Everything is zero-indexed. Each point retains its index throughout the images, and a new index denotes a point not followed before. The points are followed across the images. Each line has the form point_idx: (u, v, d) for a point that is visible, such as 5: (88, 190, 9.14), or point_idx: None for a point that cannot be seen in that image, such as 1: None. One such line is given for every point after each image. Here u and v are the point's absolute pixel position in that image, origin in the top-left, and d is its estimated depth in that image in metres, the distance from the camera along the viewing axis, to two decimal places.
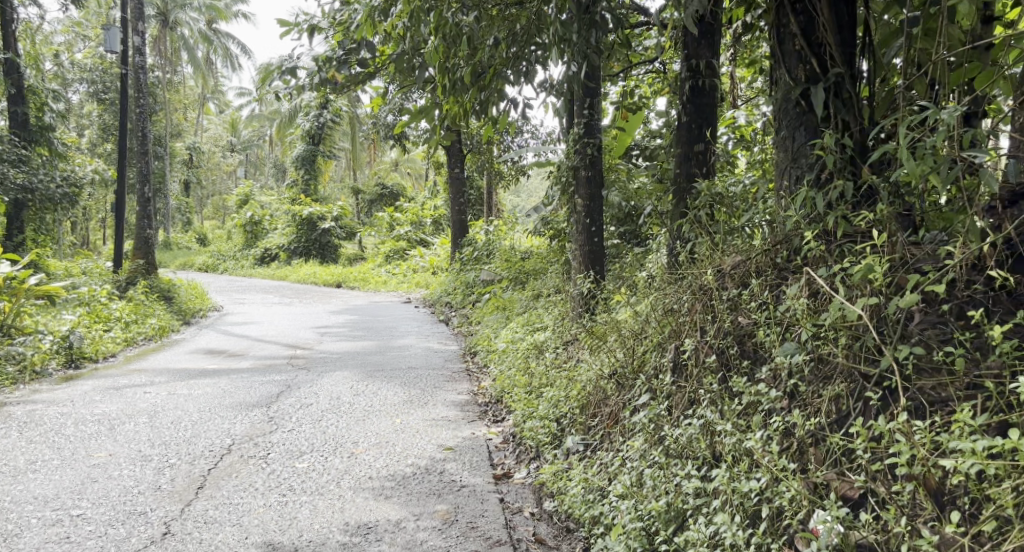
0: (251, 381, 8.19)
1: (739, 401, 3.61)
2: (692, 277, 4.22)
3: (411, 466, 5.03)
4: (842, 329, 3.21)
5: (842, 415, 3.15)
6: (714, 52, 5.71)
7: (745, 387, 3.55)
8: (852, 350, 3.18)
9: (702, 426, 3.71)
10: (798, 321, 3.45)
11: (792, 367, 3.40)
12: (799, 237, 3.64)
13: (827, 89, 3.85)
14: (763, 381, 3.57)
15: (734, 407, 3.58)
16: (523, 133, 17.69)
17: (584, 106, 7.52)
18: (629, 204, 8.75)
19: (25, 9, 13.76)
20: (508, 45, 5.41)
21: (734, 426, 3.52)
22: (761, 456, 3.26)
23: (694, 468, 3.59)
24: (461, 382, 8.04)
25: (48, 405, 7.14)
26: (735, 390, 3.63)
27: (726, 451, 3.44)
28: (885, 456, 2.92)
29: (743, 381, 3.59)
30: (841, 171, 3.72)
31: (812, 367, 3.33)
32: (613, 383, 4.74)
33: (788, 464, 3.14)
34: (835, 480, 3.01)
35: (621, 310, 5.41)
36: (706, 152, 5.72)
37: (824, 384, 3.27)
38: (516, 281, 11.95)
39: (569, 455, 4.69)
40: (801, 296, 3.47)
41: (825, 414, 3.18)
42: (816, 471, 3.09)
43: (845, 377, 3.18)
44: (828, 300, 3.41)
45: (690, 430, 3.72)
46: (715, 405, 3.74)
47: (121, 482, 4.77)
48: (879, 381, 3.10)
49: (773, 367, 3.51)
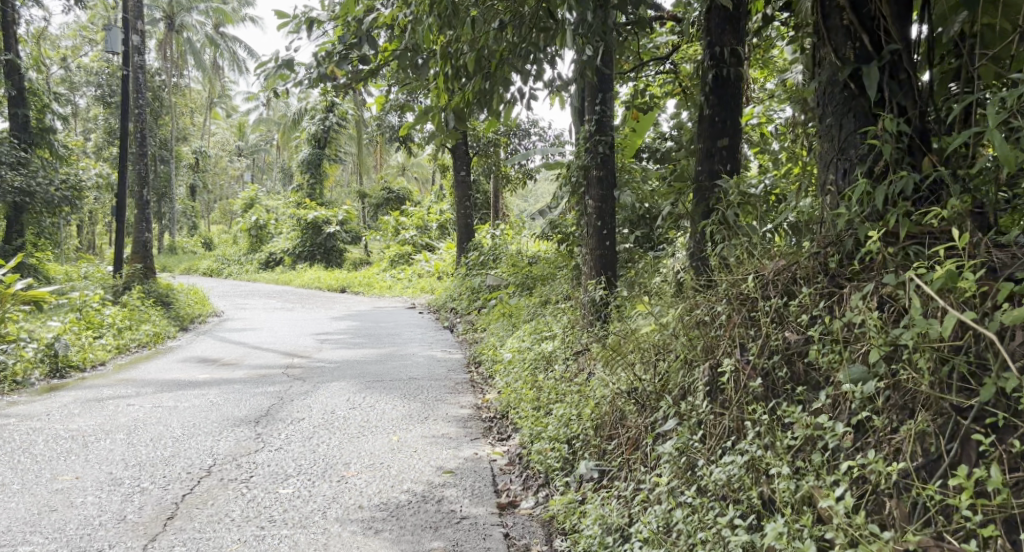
0: (241, 393, 7.72)
1: (793, 435, 3.13)
2: (728, 285, 3.74)
3: (406, 493, 4.55)
4: (925, 350, 2.75)
5: (935, 459, 2.67)
6: (740, 39, 5.21)
7: (800, 417, 3.10)
8: (938, 375, 2.72)
9: (746, 463, 3.23)
10: (867, 339, 2.98)
11: (860, 396, 2.92)
12: (860, 241, 3.18)
13: (881, 68, 3.38)
14: (821, 409, 3.11)
15: (788, 443, 3.10)
16: (529, 135, 17.27)
17: (596, 102, 7.02)
18: (643, 206, 8.27)
19: (26, 10, 13.43)
20: (514, 28, 4.92)
21: (790, 468, 3.05)
22: (832, 511, 2.77)
23: (738, 516, 3.11)
24: (463, 394, 7.55)
25: (22, 419, 6.70)
26: (787, 421, 3.15)
27: (783, 500, 2.97)
28: (1000, 517, 2.44)
29: (798, 411, 3.12)
30: (898, 163, 3.25)
31: (887, 396, 2.86)
32: (633, 403, 4.24)
33: (869, 525, 2.65)
34: (934, 548, 2.53)
35: (640, 318, 4.92)
36: (732, 147, 5.22)
37: (904, 418, 2.81)
38: (522, 286, 11.44)
39: (582, 483, 4.22)
40: (868, 307, 3.03)
41: (909, 457, 2.71)
42: (907, 535, 2.61)
43: (930, 409, 2.72)
44: (899, 314, 2.96)
45: (732, 468, 3.25)
46: (762, 438, 3.25)
47: (82, 511, 4.36)
48: (978, 418, 2.63)
49: (835, 391, 3.06)
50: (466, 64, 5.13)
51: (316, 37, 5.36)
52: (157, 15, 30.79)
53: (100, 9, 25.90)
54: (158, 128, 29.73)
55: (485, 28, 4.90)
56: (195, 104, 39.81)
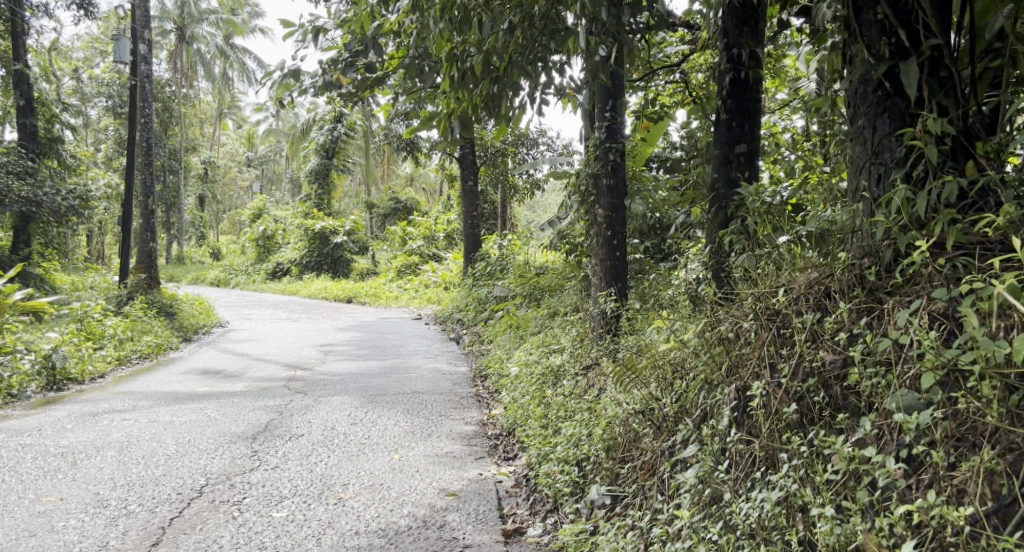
0: (241, 407, 7.48)
1: (834, 469, 2.92)
2: (757, 299, 3.56)
3: (406, 518, 4.31)
4: (991, 376, 2.60)
5: (1007, 501, 2.50)
6: (758, 40, 4.95)
7: (840, 448, 2.90)
8: (1007, 405, 2.57)
9: (781, 499, 3.01)
10: (919, 363, 2.81)
11: (913, 427, 2.74)
12: (907, 257, 2.99)
13: (920, 65, 3.14)
14: (863, 440, 2.91)
15: (829, 478, 2.90)
16: (537, 145, 17.07)
17: (607, 108, 6.76)
18: (655, 215, 8.01)
19: (36, 20, 13.24)
20: (524, 29, 4.63)
21: (831, 507, 2.84)
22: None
23: None
24: (469, 409, 7.28)
25: (13, 434, 6.47)
26: (828, 453, 2.94)
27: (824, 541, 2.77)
28: None
29: (839, 442, 2.92)
30: (940, 167, 3.05)
31: (945, 428, 2.69)
32: (649, 425, 3.99)
33: None
34: None
35: (654, 333, 4.68)
36: (750, 154, 4.96)
37: (966, 454, 2.64)
38: (530, 297, 11.18)
39: (593, 510, 3.97)
40: (918, 326, 2.87)
41: (978, 501, 2.53)
42: None
43: (999, 444, 2.57)
44: (951, 332, 2.83)
45: (764, 505, 3.03)
46: (797, 470, 3.04)
47: (63, 537, 4.17)
48: None
49: (880, 421, 2.88)
50: (473, 68, 4.80)
51: (323, 45, 5.18)
52: (168, 26, 30.82)
53: (111, 21, 25.79)
54: (167, 138, 29.64)
55: (494, 30, 4.56)
56: (205, 116, 39.79)
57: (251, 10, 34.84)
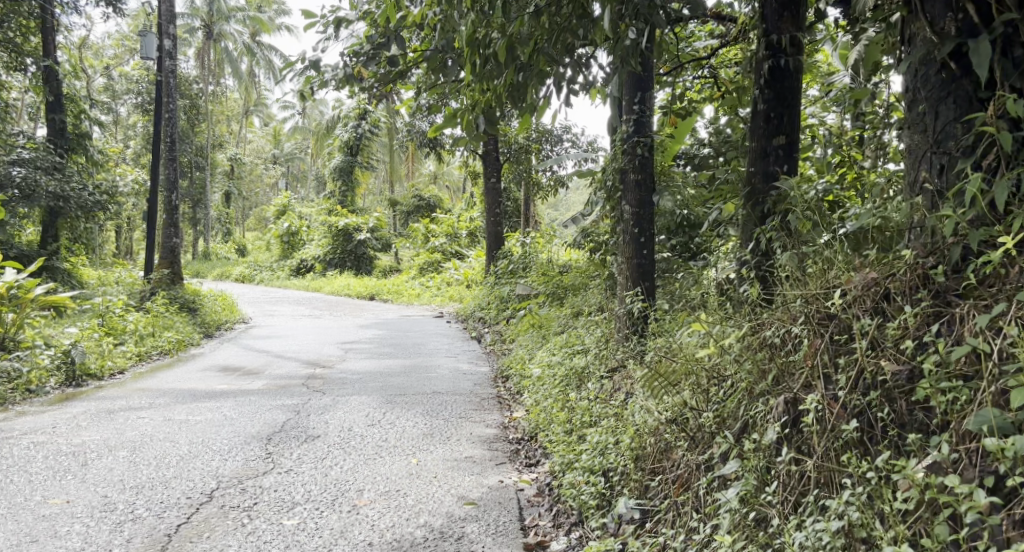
0: (257, 406, 7.29)
1: (907, 498, 2.68)
2: (806, 303, 3.30)
3: (422, 529, 4.08)
4: None
5: None
6: (798, 26, 4.66)
7: (913, 474, 2.66)
8: None
9: (841, 529, 2.77)
10: (1009, 380, 2.57)
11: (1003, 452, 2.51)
12: (987, 261, 2.76)
13: (992, 43, 2.87)
14: (941, 465, 2.66)
15: (900, 507, 2.66)
16: (562, 141, 16.80)
17: (635, 101, 6.47)
18: (683, 212, 7.72)
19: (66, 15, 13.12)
20: (551, 13, 4.37)
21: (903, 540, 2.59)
22: None
23: None
24: (489, 411, 7.05)
25: (25, 432, 6.31)
26: (900, 481, 2.69)
27: None
28: None
29: (914, 467, 2.67)
30: (1015, 156, 2.80)
31: None
32: (683, 435, 3.73)
33: None
34: None
35: (686, 336, 4.41)
36: (789, 146, 4.67)
37: None
38: (553, 296, 10.92)
39: (620, 525, 3.74)
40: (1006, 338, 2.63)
41: None
42: None
43: None
44: None
45: (822, 535, 2.78)
46: (858, 496, 2.79)
47: (65, 544, 4.00)
48: None
49: (962, 445, 2.64)
50: (496, 54, 4.54)
51: (345, 37, 4.98)
52: (196, 24, 30.80)
53: (140, 19, 25.75)
54: (194, 135, 29.65)
55: (519, 14, 4.29)
56: (232, 113, 39.87)
57: (278, 8, 34.80)
